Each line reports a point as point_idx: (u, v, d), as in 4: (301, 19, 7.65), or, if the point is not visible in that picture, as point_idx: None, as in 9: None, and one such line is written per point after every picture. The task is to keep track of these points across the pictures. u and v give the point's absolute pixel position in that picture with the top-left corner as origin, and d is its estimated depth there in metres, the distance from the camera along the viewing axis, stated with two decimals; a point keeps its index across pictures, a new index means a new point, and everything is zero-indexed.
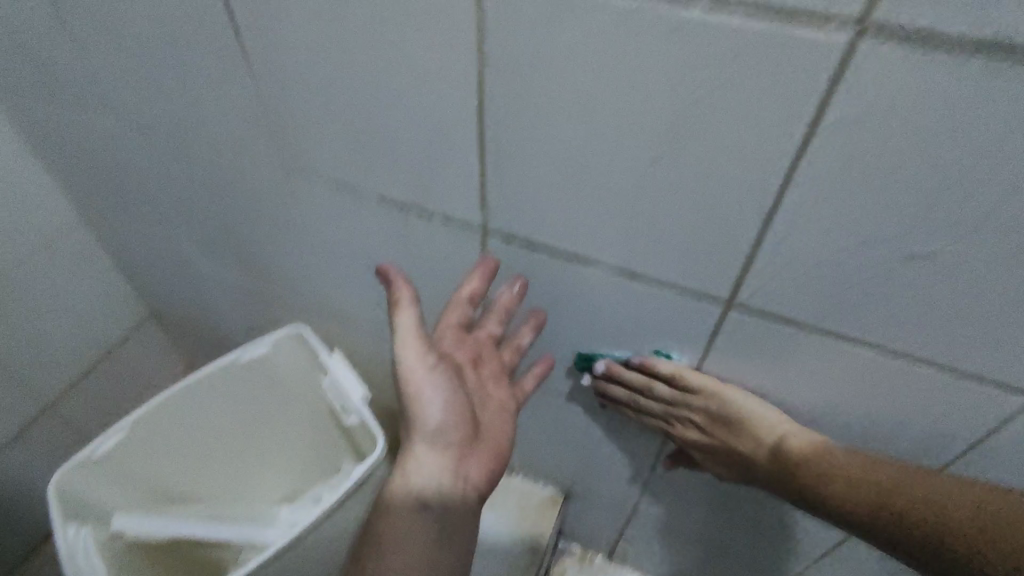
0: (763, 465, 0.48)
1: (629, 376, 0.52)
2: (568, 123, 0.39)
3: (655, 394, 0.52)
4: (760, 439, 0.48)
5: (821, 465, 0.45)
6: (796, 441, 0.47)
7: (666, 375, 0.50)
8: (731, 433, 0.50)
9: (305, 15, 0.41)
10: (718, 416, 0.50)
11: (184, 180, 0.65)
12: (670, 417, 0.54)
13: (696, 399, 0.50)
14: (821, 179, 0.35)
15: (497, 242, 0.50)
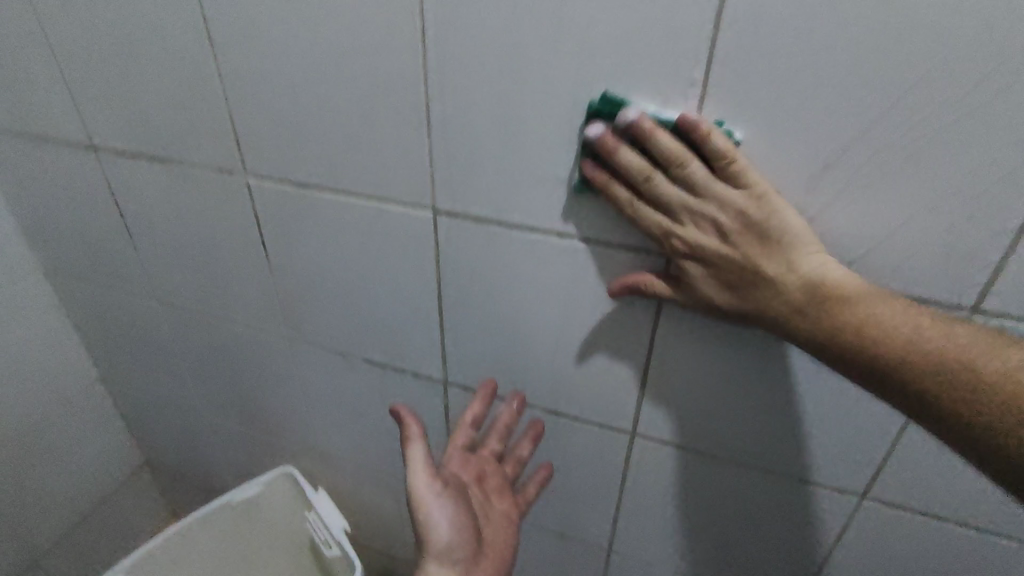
0: (790, 291, 0.38)
1: (665, 143, 0.38)
2: (515, 310, 0.54)
3: (686, 176, 0.38)
4: (797, 263, 0.38)
5: (872, 304, 0.37)
6: (838, 272, 0.38)
7: (715, 151, 0.37)
8: (764, 247, 0.38)
9: (329, 242, 0.58)
10: (761, 226, 0.38)
11: (200, 350, 0.78)
12: (682, 215, 0.39)
13: (737, 195, 0.38)
14: (678, 341, 0.50)
15: (459, 390, 0.64)
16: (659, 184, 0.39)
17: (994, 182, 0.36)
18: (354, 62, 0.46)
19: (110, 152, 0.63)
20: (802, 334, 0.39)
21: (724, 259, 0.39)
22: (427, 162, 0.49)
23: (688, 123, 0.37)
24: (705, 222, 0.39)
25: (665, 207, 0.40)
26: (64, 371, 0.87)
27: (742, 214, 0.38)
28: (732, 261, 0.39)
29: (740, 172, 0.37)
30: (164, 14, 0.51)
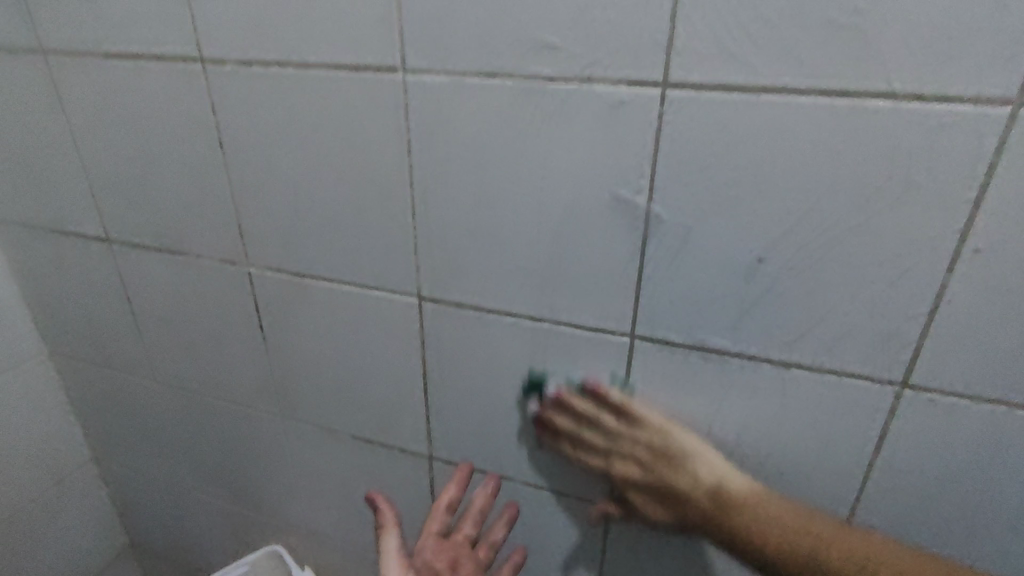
0: (696, 500, 0.49)
1: (579, 402, 0.54)
2: (492, 384, 0.58)
3: (602, 423, 0.53)
4: (697, 474, 0.49)
5: (753, 511, 0.46)
6: (730, 478, 0.48)
7: (614, 403, 0.52)
8: (669, 465, 0.50)
9: (321, 323, 0.62)
10: (661, 449, 0.50)
11: (195, 429, 0.80)
12: (609, 449, 0.54)
13: (639, 430, 0.52)
14: None
15: (442, 464, 0.66)
16: (585, 433, 0.54)
17: (904, 270, 0.41)
18: (348, 170, 0.53)
19: (123, 245, 0.69)
20: (716, 537, 0.48)
21: (646, 480, 0.52)
22: (412, 254, 0.55)
23: (590, 386, 0.53)
24: (624, 451, 0.53)
25: (595, 445, 0.54)
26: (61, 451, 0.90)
27: (646, 443, 0.51)
28: (652, 480, 0.51)
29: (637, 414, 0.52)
30: (182, 129, 0.58)
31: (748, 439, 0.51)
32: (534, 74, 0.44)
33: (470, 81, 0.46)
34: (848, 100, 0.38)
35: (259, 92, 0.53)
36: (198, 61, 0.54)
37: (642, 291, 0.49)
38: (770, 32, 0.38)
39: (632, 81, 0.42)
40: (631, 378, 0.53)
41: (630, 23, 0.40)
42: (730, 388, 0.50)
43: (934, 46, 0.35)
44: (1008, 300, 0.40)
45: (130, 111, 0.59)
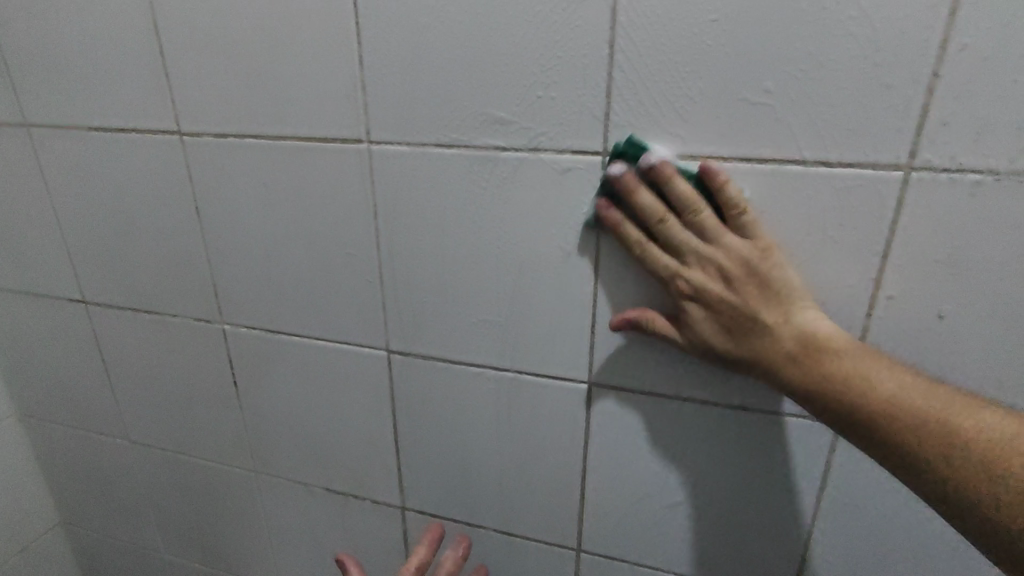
0: (786, 338, 0.41)
1: (684, 187, 0.42)
2: (461, 433, 0.60)
3: (698, 220, 0.42)
4: (795, 315, 0.41)
5: (854, 359, 0.40)
6: (833, 329, 0.41)
7: (727, 199, 0.41)
8: (765, 294, 0.41)
9: (294, 377, 0.64)
10: (763, 274, 0.41)
11: (168, 488, 0.80)
12: (687, 256, 0.42)
13: (748, 244, 0.42)
14: (607, 458, 0.56)
15: (415, 514, 0.67)
16: (671, 224, 0.42)
17: (830, 316, 0.45)
18: (319, 231, 0.56)
19: (99, 306, 0.70)
20: (786, 377, 0.41)
21: (727, 303, 0.42)
22: (381, 309, 0.57)
23: (707, 171, 0.41)
24: (714, 256, 0.42)
25: (670, 245, 0.43)
26: (29, 517, 0.88)
27: (747, 259, 0.41)
28: (731, 306, 0.42)
29: (748, 223, 0.42)
30: (160, 194, 0.61)
31: (705, 480, 0.53)
32: (487, 146, 0.48)
33: (430, 150, 0.50)
34: (766, 165, 0.43)
35: (234, 160, 0.56)
36: (176, 133, 0.57)
37: (597, 341, 0.52)
38: (693, 107, 0.42)
39: (576, 150, 0.46)
40: (591, 422, 0.55)
41: (570, 100, 0.45)
42: (685, 430, 0.52)
43: (833, 120, 0.40)
44: (921, 341, 0.44)
45: (109, 178, 0.62)
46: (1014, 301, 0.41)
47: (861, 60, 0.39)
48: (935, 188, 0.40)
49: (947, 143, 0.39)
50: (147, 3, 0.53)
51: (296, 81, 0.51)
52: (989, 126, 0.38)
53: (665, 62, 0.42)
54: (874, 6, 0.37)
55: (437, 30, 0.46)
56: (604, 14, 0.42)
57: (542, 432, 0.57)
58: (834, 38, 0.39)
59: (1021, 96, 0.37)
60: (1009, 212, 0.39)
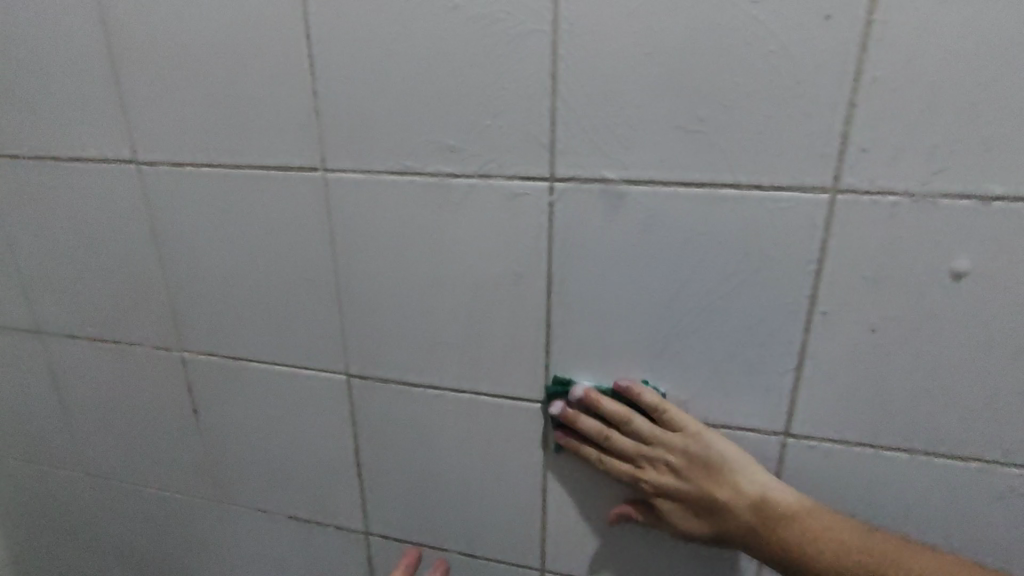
0: (743, 515, 0.46)
1: (611, 406, 0.50)
2: (422, 455, 0.61)
3: (634, 428, 0.50)
4: (742, 487, 0.46)
5: (803, 522, 0.45)
6: (778, 492, 0.46)
7: (649, 406, 0.49)
8: (711, 477, 0.47)
9: (254, 404, 0.64)
10: (701, 460, 0.48)
11: (126, 520, 0.78)
12: (638, 457, 0.50)
13: (679, 438, 0.48)
14: (566, 477, 0.57)
15: (379, 539, 0.66)
16: (617, 440, 0.50)
17: (770, 332, 0.47)
18: (278, 258, 0.57)
19: (55, 335, 0.69)
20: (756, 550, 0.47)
21: (685, 492, 0.48)
22: (340, 333, 0.58)
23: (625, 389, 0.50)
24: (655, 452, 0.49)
25: (622, 452, 0.51)
26: None
27: (683, 451, 0.48)
28: (687, 492, 0.48)
29: (672, 418, 0.49)
30: (117, 222, 0.61)
31: None
32: (439, 172, 0.49)
33: (385, 177, 0.51)
34: (703, 189, 0.45)
35: (191, 188, 0.57)
36: (132, 162, 0.57)
37: (551, 360, 0.53)
38: (634, 134, 0.44)
39: (524, 176, 0.48)
40: (549, 440, 0.56)
41: (518, 128, 0.46)
42: None
43: (762, 146, 0.43)
44: (857, 354, 0.46)
45: (65, 206, 0.62)
46: (937, 314, 0.43)
47: (786, 90, 0.41)
48: (861, 209, 0.42)
49: (866, 167, 0.41)
50: (103, 36, 0.54)
51: (252, 111, 0.52)
52: (905, 151, 0.40)
53: (605, 93, 0.44)
54: (794, 40, 0.40)
55: (388, 62, 0.47)
56: (546, 47, 0.44)
57: (502, 452, 0.58)
58: (758, 69, 0.41)
59: (930, 123, 0.39)
60: (928, 231, 0.42)
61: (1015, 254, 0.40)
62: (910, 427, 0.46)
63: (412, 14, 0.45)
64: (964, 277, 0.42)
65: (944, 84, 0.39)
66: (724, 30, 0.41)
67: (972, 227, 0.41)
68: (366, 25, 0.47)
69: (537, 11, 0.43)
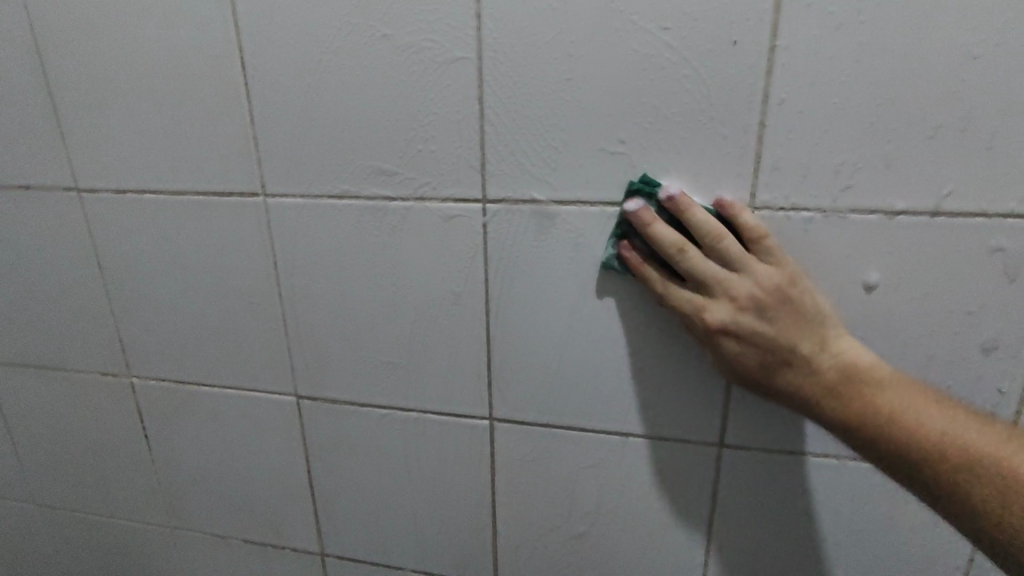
0: (824, 366, 0.41)
1: (706, 217, 0.42)
2: (373, 475, 0.61)
3: (723, 249, 0.41)
4: (829, 342, 0.41)
5: (895, 389, 0.40)
6: (870, 358, 0.41)
7: (747, 229, 0.42)
8: (800, 323, 0.41)
9: (205, 428, 0.64)
10: (795, 301, 0.41)
11: (81, 551, 0.77)
12: (715, 283, 0.42)
13: (776, 271, 0.41)
14: (515, 492, 0.58)
15: (336, 561, 0.66)
16: (695, 256, 0.42)
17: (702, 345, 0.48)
18: (223, 283, 0.57)
19: (3, 365, 0.69)
20: (827, 412, 0.41)
21: (762, 331, 0.41)
22: (287, 356, 0.58)
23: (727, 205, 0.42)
24: (742, 280, 0.41)
25: (696, 275, 0.42)
26: None
27: (778, 286, 0.41)
28: (765, 335, 0.41)
29: (769, 249, 0.42)
30: (61, 252, 0.61)
31: (607, 507, 0.56)
32: (376, 196, 0.50)
33: (323, 201, 0.52)
34: None
35: (134, 215, 0.57)
36: (74, 190, 0.58)
37: (494, 378, 0.54)
38: (560, 157, 0.46)
39: (457, 199, 0.49)
40: (496, 457, 0.57)
41: (449, 152, 0.48)
42: (584, 459, 0.55)
43: (681, 166, 0.44)
44: None
45: (7, 237, 0.62)
46: (854, 324, 0.45)
47: (699, 113, 0.43)
48: (776, 226, 0.44)
49: (779, 185, 0.43)
50: (39, 66, 0.54)
51: (190, 138, 0.52)
52: (814, 169, 0.42)
53: (530, 118, 0.45)
54: (703, 66, 0.42)
55: (320, 89, 0.48)
56: (471, 74, 0.45)
57: (452, 470, 0.58)
58: (672, 95, 0.43)
59: (834, 143, 0.41)
60: (841, 245, 0.43)
61: (920, 265, 0.42)
62: None
63: (340, 43, 0.47)
64: (876, 288, 0.44)
65: (844, 106, 0.40)
66: (637, 56, 0.42)
67: (879, 241, 0.43)
68: (297, 53, 0.48)
69: (460, 40, 0.45)
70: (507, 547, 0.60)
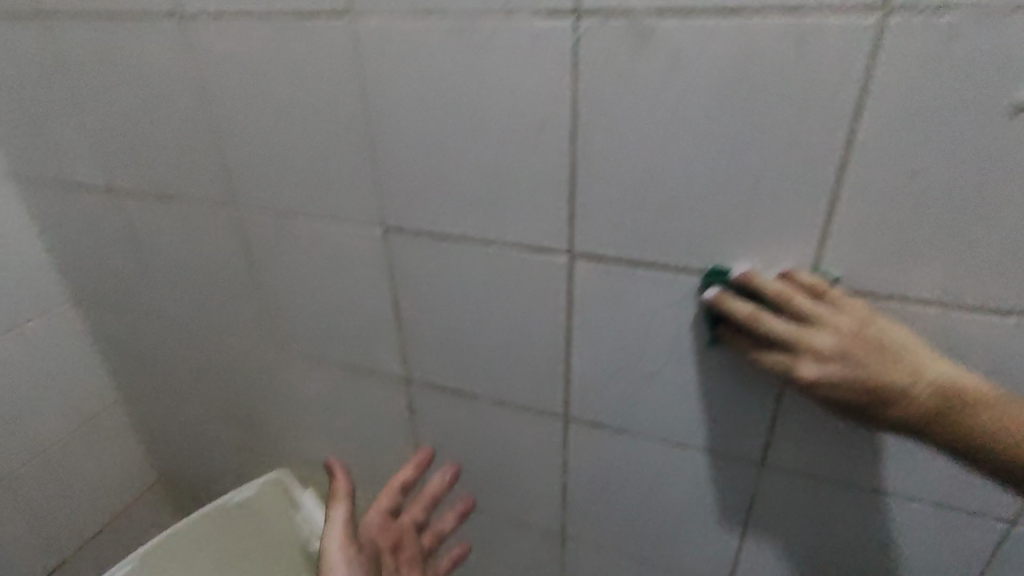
0: (923, 398, 0.43)
1: (771, 282, 0.47)
2: (454, 309, 0.65)
3: (794, 309, 0.46)
4: (921, 371, 0.44)
5: (987, 405, 0.43)
6: (961, 377, 0.44)
7: (809, 287, 0.47)
8: (888, 361, 0.44)
9: (304, 259, 0.69)
10: (875, 341, 0.44)
11: (204, 366, 0.88)
12: (799, 342, 0.46)
13: (850, 319, 0.45)
14: (589, 331, 0.59)
15: (420, 387, 0.73)
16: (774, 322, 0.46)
17: (803, 180, 0.45)
18: (316, 114, 0.59)
19: (130, 194, 0.76)
20: (930, 441, 0.45)
21: (856, 378, 0.44)
22: (375, 187, 0.60)
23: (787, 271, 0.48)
24: (821, 334, 0.45)
25: (783, 341, 0.46)
26: (82, 398, 0.98)
27: (856, 332, 0.44)
28: (860, 379, 0.44)
29: (836, 299, 0.46)
30: (171, 78, 0.64)
31: (680, 349, 0.56)
32: (463, 13, 0.48)
33: (410, 21, 0.51)
34: (737, 20, 0.42)
35: (233, 41, 0.59)
36: (177, 16, 0.60)
37: (575, 216, 0.54)
38: None
39: (549, 13, 0.46)
40: (571, 294, 0.58)
41: None
42: (658, 299, 0.55)
43: None
44: (890, 204, 0.44)
45: (126, 63, 0.66)
46: (989, 158, 0.40)
47: None
48: (912, 35, 0.39)
49: None
50: None
51: None
52: None
53: None
54: None
55: None
56: None
57: (528, 307, 0.60)
58: None
59: None
60: (992, 58, 0.38)
61: None
62: (937, 283, 0.45)
63: None
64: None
65: None
66: None
67: None
68: None
69: None
70: (578, 383, 0.63)
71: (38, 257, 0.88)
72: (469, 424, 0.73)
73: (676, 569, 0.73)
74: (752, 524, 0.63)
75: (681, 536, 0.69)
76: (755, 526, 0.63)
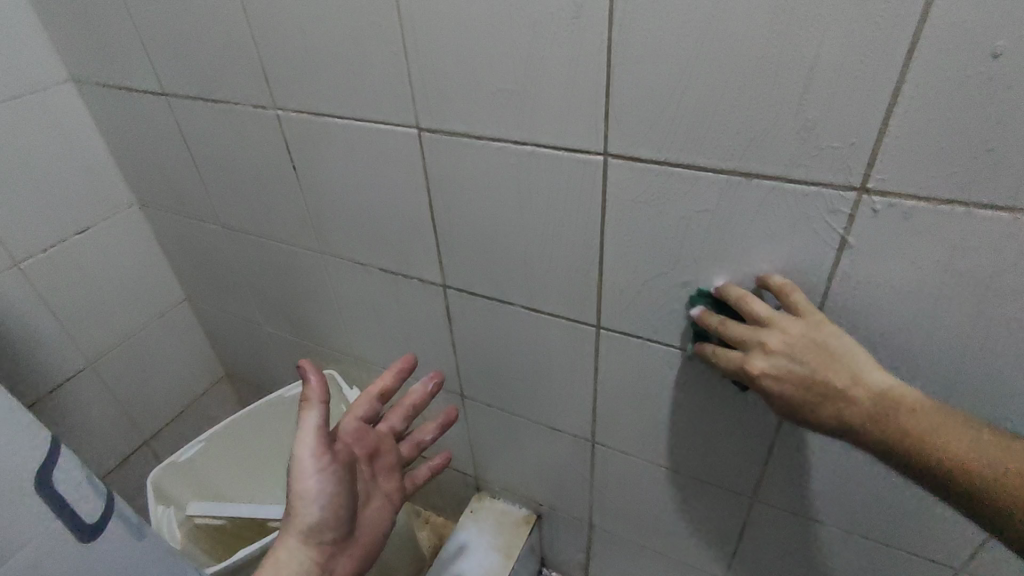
0: (856, 400, 0.45)
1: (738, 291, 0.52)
2: (487, 212, 0.64)
3: (753, 309, 0.50)
4: (860, 377, 0.45)
5: (920, 416, 0.44)
6: (901, 389, 0.45)
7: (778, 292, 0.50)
8: (829, 361, 0.46)
9: (342, 162, 0.70)
10: (822, 344, 0.47)
11: (257, 267, 0.94)
12: (748, 337, 0.49)
13: (803, 322, 0.48)
14: (622, 237, 0.58)
15: (455, 292, 0.75)
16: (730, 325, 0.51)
17: (863, 66, 0.41)
18: (346, 6, 0.57)
19: (178, 96, 0.78)
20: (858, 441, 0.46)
21: (798, 372, 0.47)
22: (408, 85, 0.59)
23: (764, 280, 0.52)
24: (771, 332, 0.48)
25: (735, 338, 0.50)
26: (152, 295, 1.06)
27: (803, 333, 0.47)
28: (802, 374, 0.46)
29: (796, 304, 0.49)
30: None
31: (715, 256, 0.55)
32: None
33: None
34: None
35: None
36: None
37: (610, 112, 0.51)
38: None
39: None
40: (607, 197, 0.56)
41: None
42: (696, 203, 0.52)
43: None
44: (964, 93, 0.39)
45: None
46: None
47: None
48: None
49: None
50: None
51: None
52: None
53: None
54: None
55: None
56: None
57: (560, 210, 0.60)
58: None
59: None
60: None
61: None
62: (1009, 184, 0.41)
63: None
64: None
65: None
66: None
67: None
68: None
69: None
70: (609, 290, 0.63)
71: (102, 161, 0.93)
72: (503, 329, 0.75)
73: (702, 479, 0.74)
74: (779, 434, 0.64)
75: (708, 445, 0.70)
76: (782, 436, 0.64)
